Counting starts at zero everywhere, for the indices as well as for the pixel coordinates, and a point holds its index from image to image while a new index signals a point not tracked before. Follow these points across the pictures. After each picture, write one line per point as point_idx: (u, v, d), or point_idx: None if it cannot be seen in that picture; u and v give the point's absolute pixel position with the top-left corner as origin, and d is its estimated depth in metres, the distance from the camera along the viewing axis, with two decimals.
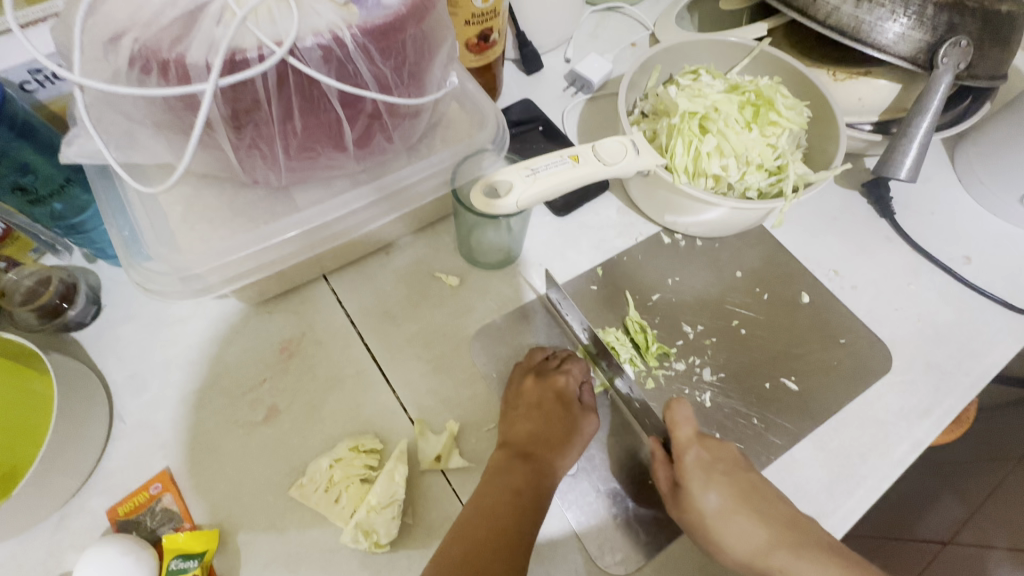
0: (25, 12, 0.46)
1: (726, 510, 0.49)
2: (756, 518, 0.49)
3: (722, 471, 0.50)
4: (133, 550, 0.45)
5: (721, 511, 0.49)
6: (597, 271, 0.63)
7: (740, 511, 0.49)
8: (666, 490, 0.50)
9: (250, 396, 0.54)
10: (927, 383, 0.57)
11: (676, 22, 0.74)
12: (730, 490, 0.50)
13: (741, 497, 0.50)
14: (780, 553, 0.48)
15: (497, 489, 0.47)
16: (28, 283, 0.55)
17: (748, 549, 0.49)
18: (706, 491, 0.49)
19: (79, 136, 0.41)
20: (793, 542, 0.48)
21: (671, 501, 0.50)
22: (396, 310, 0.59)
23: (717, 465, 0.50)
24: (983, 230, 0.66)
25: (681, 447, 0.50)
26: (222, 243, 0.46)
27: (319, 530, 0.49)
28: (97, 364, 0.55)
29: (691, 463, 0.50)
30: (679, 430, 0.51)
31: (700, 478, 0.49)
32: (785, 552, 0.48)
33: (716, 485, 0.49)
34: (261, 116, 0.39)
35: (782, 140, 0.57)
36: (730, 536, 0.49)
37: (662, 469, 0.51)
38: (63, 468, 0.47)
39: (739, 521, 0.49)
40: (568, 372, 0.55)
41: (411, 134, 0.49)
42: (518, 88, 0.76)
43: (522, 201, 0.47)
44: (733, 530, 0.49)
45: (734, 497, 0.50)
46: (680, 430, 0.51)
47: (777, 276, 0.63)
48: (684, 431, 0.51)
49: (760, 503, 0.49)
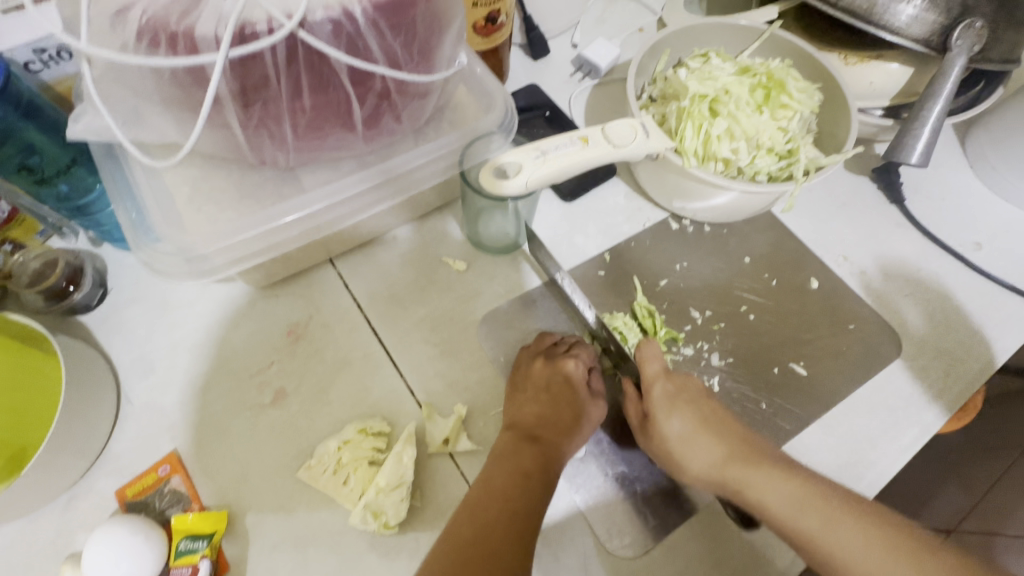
0: None
1: (687, 433, 0.49)
2: (717, 441, 0.49)
3: (686, 400, 0.51)
4: (142, 530, 0.45)
5: (683, 435, 0.49)
6: (605, 256, 0.62)
7: (701, 434, 0.50)
8: (636, 423, 0.52)
9: (256, 379, 0.54)
10: (936, 369, 0.57)
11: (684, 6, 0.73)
12: (693, 417, 0.50)
13: (703, 422, 0.50)
14: (743, 470, 0.48)
15: (504, 472, 0.47)
16: (35, 265, 0.54)
17: (709, 468, 0.49)
18: (669, 417, 0.49)
19: (85, 112, 0.41)
20: (751, 458, 0.48)
21: (640, 432, 0.51)
22: (403, 294, 0.59)
23: (682, 395, 0.51)
24: (993, 216, 0.65)
25: (648, 379, 0.51)
26: (229, 224, 0.46)
27: (328, 512, 0.49)
28: (104, 347, 0.55)
29: (656, 394, 0.51)
30: (647, 365, 0.52)
31: (663, 406, 0.50)
32: (743, 468, 0.48)
33: (680, 413, 0.50)
34: (269, 94, 0.39)
35: (793, 124, 0.57)
36: (692, 458, 0.49)
37: (632, 405, 0.53)
38: (72, 449, 0.47)
39: (700, 444, 0.49)
40: (578, 356, 0.54)
41: (419, 115, 0.48)
42: (525, 73, 0.75)
43: (531, 181, 0.46)
44: (696, 453, 0.49)
45: (696, 422, 0.50)
46: (648, 365, 0.52)
47: (786, 262, 0.63)
48: (652, 365, 0.52)
49: (720, 427, 0.50)
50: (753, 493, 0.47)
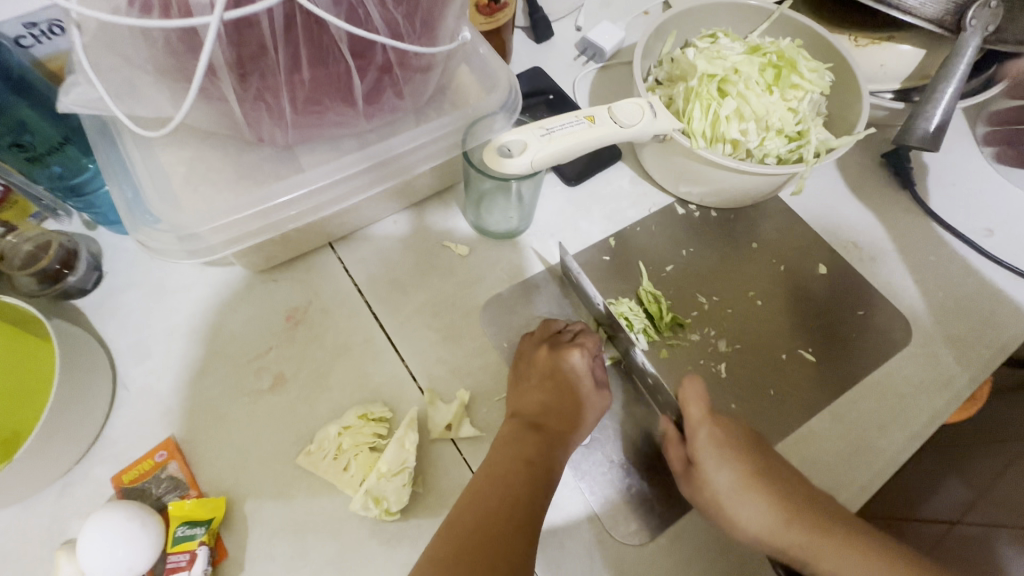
0: None
1: (737, 486, 0.48)
2: (770, 496, 0.48)
3: (735, 449, 0.49)
4: (139, 516, 0.44)
5: (733, 488, 0.48)
6: (609, 241, 0.61)
7: (752, 487, 0.48)
8: (679, 469, 0.49)
9: (255, 364, 0.53)
10: (946, 356, 0.56)
11: None
12: (743, 466, 0.48)
13: (754, 475, 0.48)
14: (794, 531, 0.47)
15: (507, 459, 0.46)
16: (27, 248, 0.53)
17: (763, 527, 0.47)
18: (719, 468, 0.48)
19: (78, 84, 0.39)
20: (807, 517, 0.47)
21: (684, 480, 0.49)
22: (404, 279, 0.58)
23: (730, 442, 0.49)
24: (1005, 202, 0.64)
25: (695, 426, 0.49)
26: (226, 203, 0.44)
27: (329, 498, 0.48)
28: (99, 331, 0.54)
29: (703, 442, 0.49)
30: (691, 409, 0.50)
31: (712, 455, 0.48)
32: (799, 527, 0.47)
33: (728, 464, 0.48)
34: (267, 64, 0.37)
35: (804, 104, 0.56)
36: (743, 514, 0.48)
37: (674, 450, 0.50)
38: (67, 434, 0.46)
39: (752, 497, 0.48)
40: (583, 343, 0.53)
41: (421, 91, 0.47)
42: (528, 56, 0.73)
43: (536, 160, 0.45)
44: (747, 507, 0.48)
45: (745, 474, 0.48)
46: (692, 409, 0.50)
47: (795, 248, 0.61)
48: (696, 409, 0.50)
49: (772, 481, 0.48)
50: (811, 557, 0.47)
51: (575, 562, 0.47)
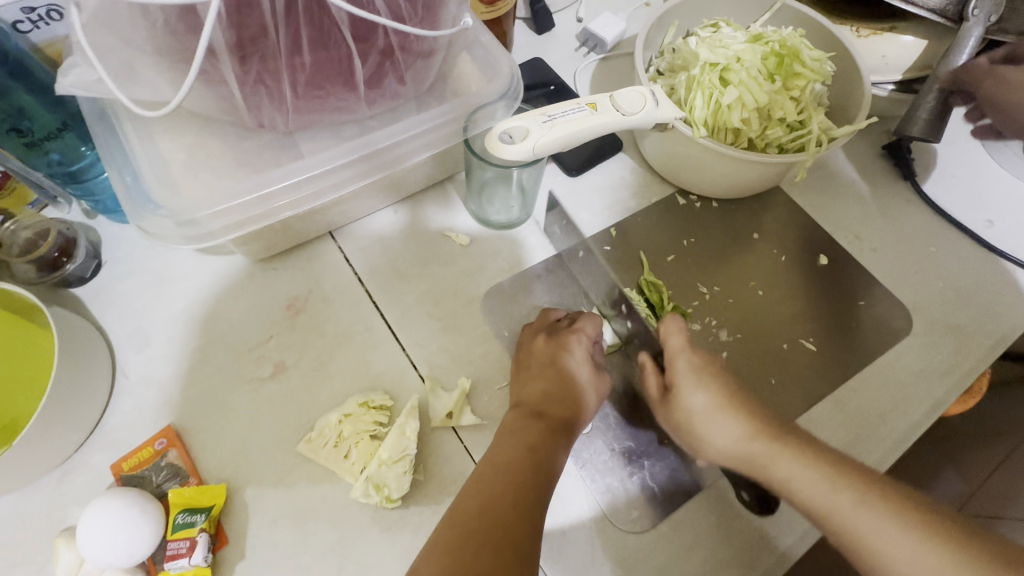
0: None
1: (712, 406, 0.46)
2: (746, 420, 0.46)
3: (713, 374, 0.48)
4: (139, 503, 0.43)
5: (707, 409, 0.46)
6: (610, 231, 0.61)
7: (728, 409, 0.46)
8: (656, 395, 0.50)
9: (255, 353, 0.53)
10: (947, 345, 0.56)
11: None
12: (719, 390, 0.47)
13: (731, 398, 0.47)
14: (769, 452, 0.44)
15: (513, 448, 0.46)
16: (27, 236, 0.53)
17: (735, 445, 0.46)
18: (693, 390, 0.47)
19: (76, 66, 0.39)
20: (782, 438, 0.45)
21: (661, 405, 0.49)
22: (405, 268, 0.57)
23: (709, 368, 0.48)
24: (1006, 193, 0.64)
25: (672, 354, 0.49)
26: (226, 188, 0.44)
27: (329, 486, 0.48)
28: (98, 319, 0.53)
29: (680, 368, 0.48)
30: (670, 338, 0.49)
31: (688, 378, 0.47)
32: (772, 447, 0.44)
33: (704, 387, 0.47)
34: (267, 46, 0.38)
35: (806, 93, 0.56)
36: (716, 432, 0.46)
37: (652, 376, 0.50)
38: (66, 422, 0.46)
39: (726, 418, 0.46)
40: (582, 330, 0.53)
41: (423, 77, 0.46)
42: (529, 47, 0.73)
43: (539, 145, 0.45)
44: (721, 429, 0.46)
45: (723, 396, 0.47)
46: (671, 339, 0.49)
47: (796, 238, 0.61)
48: (675, 340, 0.49)
49: (749, 405, 0.46)
50: (781, 473, 0.44)
51: (577, 548, 0.47)
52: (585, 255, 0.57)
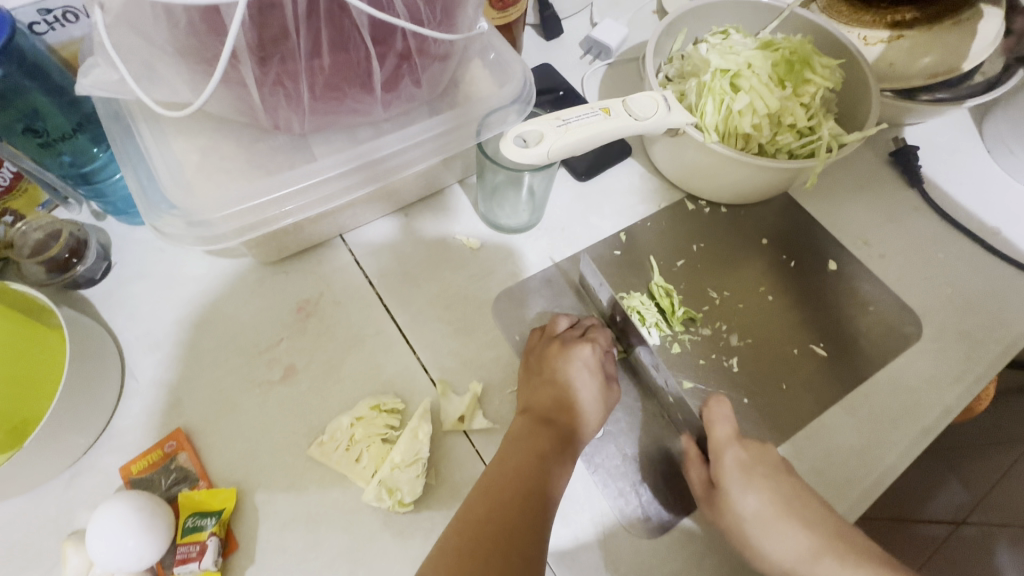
0: None
1: (767, 514, 0.47)
2: (802, 526, 0.47)
3: (763, 473, 0.48)
4: (149, 506, 0.43)
5: (761, 515, 0.47)
6: (621, 236, 0.61)
7: (783, 517, 0.47)
8: (701, 492, 0.48)
9: (266, 355, 0.52)
10: (957, 352, 0.56)
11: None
12: (772, 494, 0.47)
13: (784, 501, 0.47)
14: (826, 561, 0.46)
15: (521, 453, 0.46)
16: (37, 237, 0.52)
17: (791, 556, 0.47)
18: (745, 495, 0.47)
19: (96, 66, 0.40)
20: (840, 547, 0.46)
21: (707, 503, 0.48)
22: (415, 272, 0.57)
23: (756, 465, 0.48)
24: (1013, 201, 0.64)
25: (720, 449, 0.48)
26: (239, 190, 0.44)
27: (340, 490, 0.47)
28: (108, 321, 0.53)
29: (729, 466, 0.48)
30: (716, 429, 0.49)
31: (737, 481, 0.47)
32: (834, 559, 0.46)
33: (755, 488, 0.47)
34: (288, 49, 0.37)
35: (816, 99, 0.56)
36: (772, 542, 0.47)
37: (696, 470, 0.49)
38: (75, 424, 0.46)
39: (784, 528, 0.47)
40: (594, 340, 0.53)
41: (438, 80, 0.46)
42: (537, 52, 0.73)
43: (553, 150, 0.45)
44: (778, 535, 0.47)
45: (776, 501, 0.47)
46: (716, 429, 0.49)
47: (805, 244, 0.62)
48: (721, 431, 0.49)
49: (804, 511, 0.47)
50: None
51: (590, 554, 0.47)
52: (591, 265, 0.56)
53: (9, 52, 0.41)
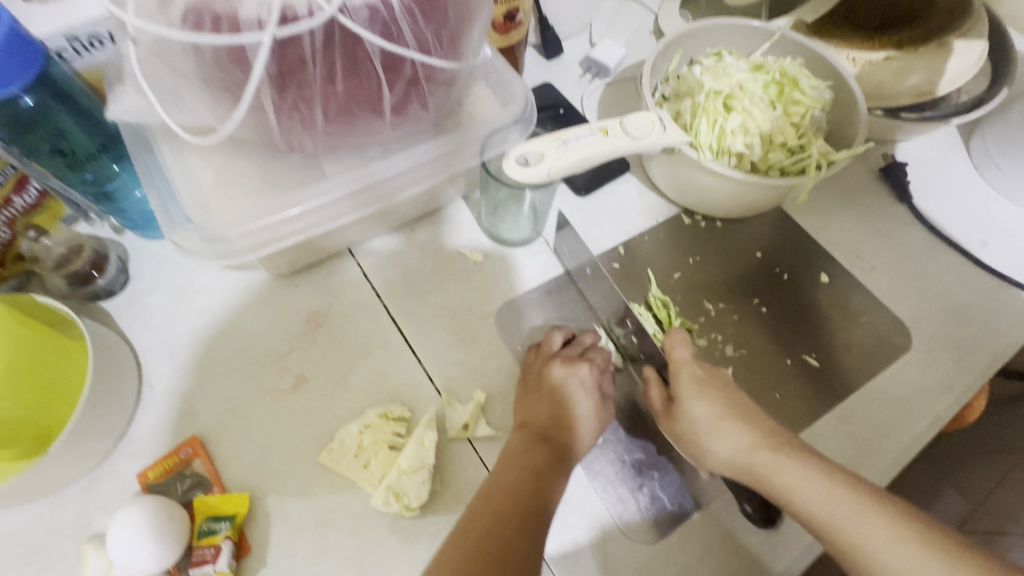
0: None
1: (714, 418, 0.49)
2: (747, 429, 0.48)
3: (715, 387, 0.50)
4: (167, 510, 0.45)
5: (709, 419, 0.49)
6: (619, 249, 0.63)
7: (728, 419, 0.49)
8: (660, 407, 0.52)
9: (277, 365, 0.54)
10: (946, 362, 0.58)
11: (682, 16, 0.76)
12: (721, 403, 0.49)
13: (731, 408, 0.49)
14: (764, 455, 0.47)
15: (517, 468, 0.47)
16: (60, 251, 0.55)
17: (735, 453, 0.48)
18: (695, 401, 0.49)
19: (125, 93, 0.44)
20: (777, 445, 0.47)
21: (664, 416, 0.51)
22: (421, 284, 0.60)
23: (710, 380, 0.51)
24: (1000, 215, 0.66)
25: (676, 365, 0.52)
26: (254, 209, 0.47)
27: (348, 495, 0.49)
28: (125, 332, 0.55)
29: (684, 379, 0.50)
30: (676, 351, 0.52)
31: (690, 389, 0.50)
32: (773, 456, 0.46)
33: (706, 396, 0.49)
34: (305, 77, 0.40)
35: (805, 119, 0.59)
36: (717, 441, 0.48)
37: (655, 389, 0.53)
38: (96, 431, 0.48)
39: (729, 429, 0.48)
40: (592, 359, 0.55)
41: (444, 103, 0.49)
42: (538, 71, 0.76)
43: (554, 169, 0.47)
44: (723, 438, 0.48)
45: (725, 407, 0.49)
46: (675, 351, 0.52)
47: (797, 257, 0.64)
48: (679, 352, 0.52)
49: (748, 414, 0.49)
50: (778, 481, 0.46)
51: (590, 558, 0.49)
52: (591, 278, 0.58)
53: (42, 80, 0.44)
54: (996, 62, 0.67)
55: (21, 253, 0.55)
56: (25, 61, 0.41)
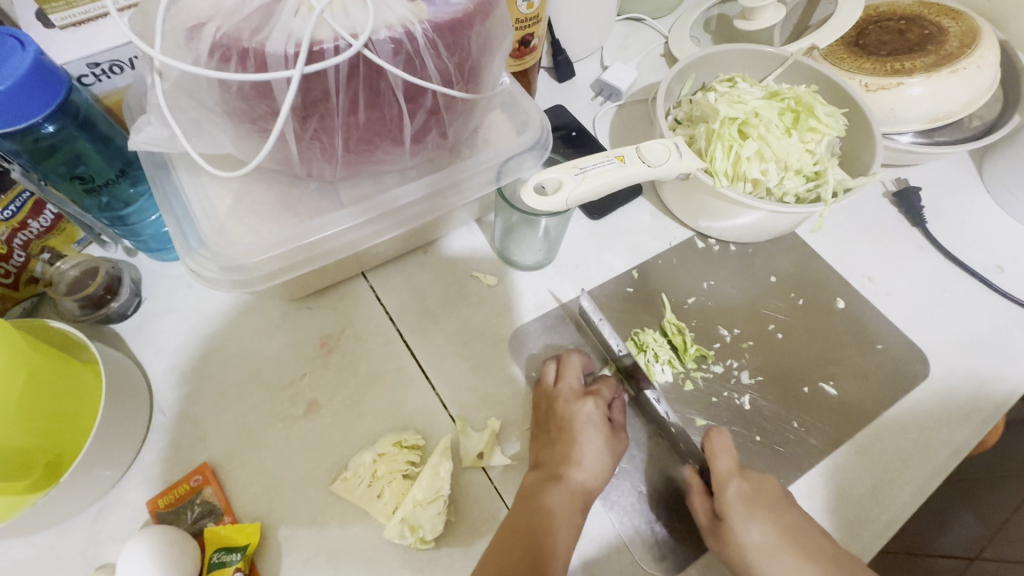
0: (68, 14, 0.48)
1: (771, 545, 0.48)
2: (805, 556, 0.48)
3: (765, 505, 0.49)
4: (178, 542, 0.44)
5: (763, 546, 0.48)
6: (633, 273, 0.63)
7: (786, 545, 0.48)
8: (707, 524, 0.49)
9: (290, 390, 0.54)
10: (966, 390, 0.57)
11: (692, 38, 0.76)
12: (773, 525, 0.49)
13: (783, 532, 0.48)
14: None
15: (530, 511, 0.47)
16: (74, 274, 0.55)
17: None
18: (749, 527, 0.48)
19: (148, 123, 0.44)
20: None
21: (712, 535, 0.49)
22: (434, 308, 0.59)
23: (760, 498, 0.49)
24: (1014, 241, 0.66)
25: (722, 480, 0.50)
26: (270, 235, 0.46)
27: (361, 526, 0.48)
28: (137, 355, 0.55)
29: (732, 497, 0.49)
30: (719, 462, 0.50)
31: (742, 512, 0.48)
32: None
33: (760, 519, 0.48)
34: (327, 108, 0.40)
35: (821, 146, 0.59)
36: (777, 574, 0.48)
37: (701, 503, 0.50)
38: (107, 458, 0.47)
39: (785, 557, 0.48)
40: (597, 393, 0.54)
41: (462, 130, 0.49)
42: (550, 94, 0.76)
43: (571, 198, 0.47)
44: (779, 567, 0.48)
45: (779, 531, 0.48)
46: (719, 461, 0.50)
47: (812, 282, 0.63)
48: (723, 462, 0.50)
49: (805, 538, 0.48)
50: None
51: None
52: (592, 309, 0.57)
53: (64, 107, 0.43)
54: (1007, 87, 0.67)
55: (35, 276, 0.54)
56: (49, 89, 0.41)
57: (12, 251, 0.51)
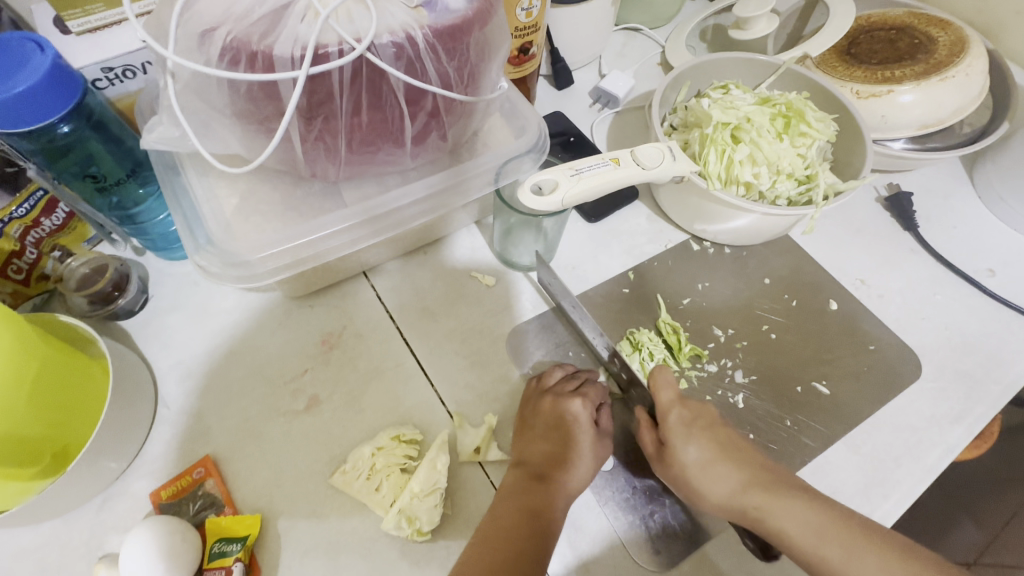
0: (85, 21, 0.50)
1: (706, 461, 0.49)
2: (739, 469, 0.49)
3: (703, 427, 0.51)
4: (180, 531, 0.45)
5: (701, 462, 0.49)
6: (629, 275, 0.64)
7: (720, 460, 0.49)
8: (653, 451, 0.51)
9: (291, 386, 0.55)
10: (957, 392, 0.58)
11: (688, 47, 0.78)
12: (709, 443, 0.50)
13: (721, 450, 0.50)
14: (755, 493, 0.48)
15: (511, 510, 0.47)
16: (83, 271, 0.57)
17: (727, 496, 0.49)
18: (685, 443, 0.50)
19: (160, 124, 0.46)
20: (768, 485, 0.48)
21: (657, 460, 0.51)
22: (433, 307, 0.60)
23: (698, 421, 0.51)
24: (1004, 245, 0.67)
25: (664, 408, 0.52)
26: (274, 233, 0.48)
27: (359, 518, 0.49)
28: (143, 351, 0.56)
29: (673, 421, 0.51)
30: (661, 393, 0.53)
31: (680, 432, 0.50)
32: (762, 492, 0.48)
33: (696, 437, 0.50)
34: (331, 109, 0.42)
35: (812, 151, 0.60)
36: (713, 487, 0.49)
37: (648, 433, 0.52)
38: (113, 449, 0.48)
39: (719, 470, 0.49)
40: (586, 395, 0.54)
41: (461, 133, 0.50)
42: (549, 101, 0.78)
43: (567, 198, 0.48)
44: (716, 479, 0.49)
45: (715, 449, 0.50)
46: (661, 392, 0.53)
47: (805, 284, 0.64)
48: (665, 393, 0.52)
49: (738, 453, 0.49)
50: (770, 520, 0.47)
51: None
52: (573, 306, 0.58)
53: (79, 108, 0.45)
54: (996, 95, 0.68)
55: (46, 273, 0.56)
56: (67, 92, 0.43)
57: (24, 248, 0.53)
